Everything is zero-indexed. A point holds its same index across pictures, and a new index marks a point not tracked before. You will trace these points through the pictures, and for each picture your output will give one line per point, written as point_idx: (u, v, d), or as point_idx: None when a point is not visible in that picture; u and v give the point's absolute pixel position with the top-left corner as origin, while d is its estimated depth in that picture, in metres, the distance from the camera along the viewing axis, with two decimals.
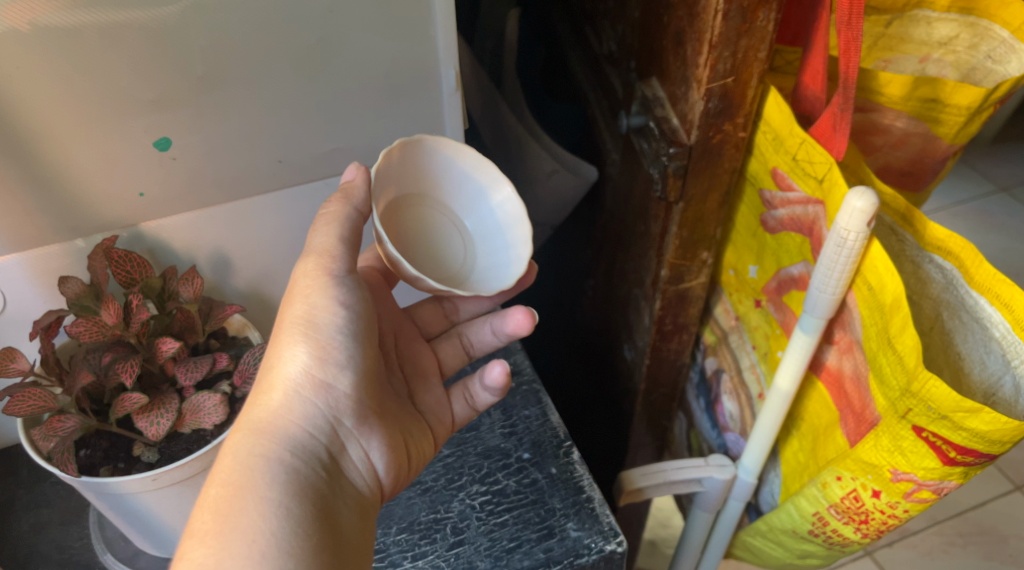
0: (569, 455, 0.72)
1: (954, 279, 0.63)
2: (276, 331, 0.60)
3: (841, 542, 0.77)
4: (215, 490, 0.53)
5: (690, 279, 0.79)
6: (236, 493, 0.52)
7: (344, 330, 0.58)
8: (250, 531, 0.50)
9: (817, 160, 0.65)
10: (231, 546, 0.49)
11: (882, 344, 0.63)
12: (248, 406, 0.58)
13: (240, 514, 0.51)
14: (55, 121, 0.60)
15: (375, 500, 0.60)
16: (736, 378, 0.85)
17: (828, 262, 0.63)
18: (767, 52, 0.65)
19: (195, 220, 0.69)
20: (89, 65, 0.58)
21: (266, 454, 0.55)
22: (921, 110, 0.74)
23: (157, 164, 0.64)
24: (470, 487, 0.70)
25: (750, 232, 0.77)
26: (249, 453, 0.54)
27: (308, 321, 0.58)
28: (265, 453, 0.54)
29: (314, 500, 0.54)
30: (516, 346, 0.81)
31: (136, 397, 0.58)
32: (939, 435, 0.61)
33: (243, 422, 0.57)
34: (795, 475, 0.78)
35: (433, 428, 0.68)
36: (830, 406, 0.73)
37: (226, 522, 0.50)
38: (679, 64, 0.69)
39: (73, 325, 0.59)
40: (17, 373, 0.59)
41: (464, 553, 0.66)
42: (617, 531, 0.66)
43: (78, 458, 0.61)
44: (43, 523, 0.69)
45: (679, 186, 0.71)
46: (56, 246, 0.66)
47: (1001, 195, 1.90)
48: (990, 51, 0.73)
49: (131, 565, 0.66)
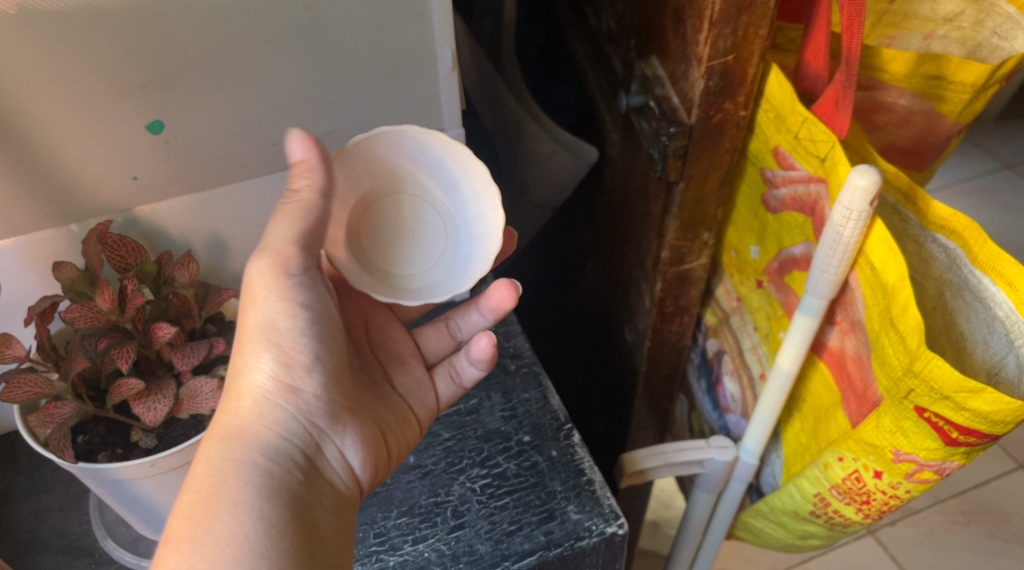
0: (569, 437, 0.71)
1: (957, 259, 0.62)
2: (239, 339, 0.59)
3: (842, 522, 0.76)
4: (188, 496, 0.53)
5: (692, 260, 0.79)
6: (208, 498, 0.53)
7: (306, 333, 0.58)
8: (223, 535, 0.51)
9: (819, 138, 0.64)
10: (204, 551, 0.50)
11: (884, 324, 0.62)
12: (218, 413, 0.58)
13: (213, 519, 0.52)
14: (46, 105, 0.59)
15: (353, 499, 0.60)
16: (737, 359, 0.85)
17: (830, 242, 0.62)
18: (768, 29, 0.64)
19: (192, 204, 0.68)
20: (79, 47, 0.57)
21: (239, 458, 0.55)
22: (924, 87, 0.73)
23: (149, 148, 0.64)
24: (470, 470, 0.70)
25: (752, 212, 0.77)
26: (222, 459, 0.55)
27: (269, 328, 0.57)
28: (238, 457, 0.55)
29: (288, 502, 0.54)
30: (516, 329, 0.80)
31: (132, 383, 0.58)
32: (941, 416, 0.60)
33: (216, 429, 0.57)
34: (797, 456, 0.78)
35: (416, 411, 0.68)
36: (832, 387, 0.72)
37: (199, 527, 0.51)
38: (679, 42, 0.68)
39: (67, 311, 0.58)
40: (13, 359, 0.59)
41: (464, 536, 0.65)
42: (618, 513, 0.66)
43: (76, 444, 0.61)
44: (43, 509, 0.69)
45: (680, 166, 0.70)
46: (51, 231, 0.65)
47: (1006, 172, 1.88)
48: (996, 27, 0.71)
49: (131, 550, 0.66)
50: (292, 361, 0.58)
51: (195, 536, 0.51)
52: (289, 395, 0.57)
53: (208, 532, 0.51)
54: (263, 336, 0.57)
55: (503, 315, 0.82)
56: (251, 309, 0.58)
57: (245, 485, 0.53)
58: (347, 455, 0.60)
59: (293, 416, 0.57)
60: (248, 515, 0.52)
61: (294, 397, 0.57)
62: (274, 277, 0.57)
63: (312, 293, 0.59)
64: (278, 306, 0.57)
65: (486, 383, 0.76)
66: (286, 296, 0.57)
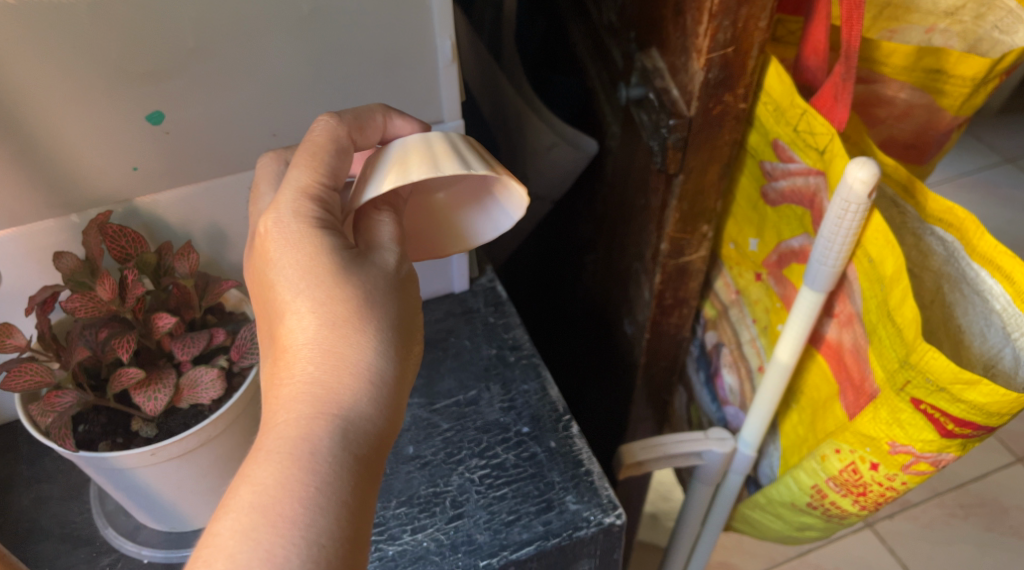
0: (568, 428, 0.72)
1: (955, 251, 0.63)
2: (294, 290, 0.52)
3: (839, 514, 0.77)
4: (266, 466, 0.47)
5: (690, 252, 0.79)
6: (294, 472, 0.47)
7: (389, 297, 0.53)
8: (309, 518, 0.46)
9: (818, 131, 0.65)
10: (291, 535, 0.45)
11: (882, 317, 0.63)
12: (273, 377, 0.51)
13: (299, 497, 0.46)
14: (46, 95, 0.59)
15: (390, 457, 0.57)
16: (736, 352, 0.85)
17: (829, 234, 0.62)
18: (768, 21, 0.64)
19: (193, 194, 0.68)
20: (79, 36, 0.57)
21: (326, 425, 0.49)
22: (924, 81, 0.73)
23: (149, 138, 0.64)
24: (469, 460, 0.70)
25: (751, 205, 0.77)
26: (305, 424, 0.49)
27: (343, 284, 0.51)
28: (325, 423, 0.49)
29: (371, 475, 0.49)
30: (516, 321, 0.81)
31: (133, 372, 0.58)
32: (937, 408, 0.60)
33: (285, 391, 0.50)
34: (795, 448, 0.79)
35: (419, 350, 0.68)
36: (830, 379, 0.73)
37: (279, 506, 0.46)
38: (679, 33, 0.68)
39: (68, 301, 0.59)
40: (14, 348, 0.59)
41: (464, 526, 0.66)
42: (616, 503, 0.67)
43: (77, 433, 0.61)
44: (44, 497, 0.70)
45: (679, 158, 0.70)
46: (52, 221, 0.65)
47: (1006, 165, 1.89)
48: (997, 21, 0.71)
49: (132, 539, 0.67)
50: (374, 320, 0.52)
51: (270, 523, 0.45)
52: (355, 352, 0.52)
53: (291, 513, 0.46)
54: (335, 291, 0.51)
55: (502, 307, 0.82)
56: (324, 257, 0.52)
57: (319, 458, 0.48)
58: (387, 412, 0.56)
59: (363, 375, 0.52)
60: (337, 495, 0.47)
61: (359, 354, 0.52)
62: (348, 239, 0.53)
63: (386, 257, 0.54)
64: (357, 266, 0.52)
65: (485, 375, 0.76)
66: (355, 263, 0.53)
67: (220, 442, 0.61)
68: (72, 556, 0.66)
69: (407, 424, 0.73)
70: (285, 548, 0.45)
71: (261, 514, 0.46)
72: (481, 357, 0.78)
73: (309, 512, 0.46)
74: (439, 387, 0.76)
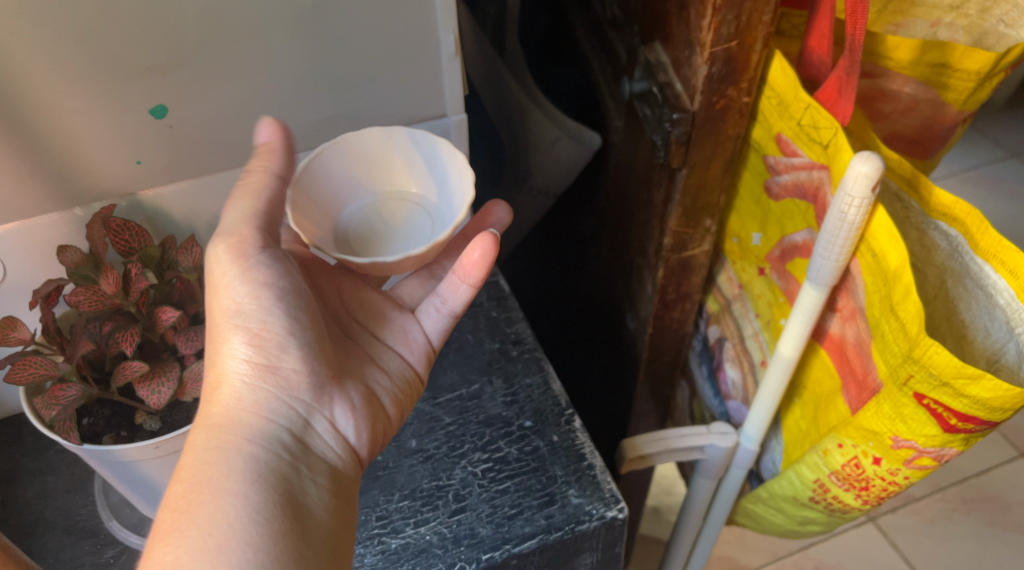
0: (570, 423, 0.72)
1: (959, 246, 0.63)
2: (213, 328, 0.58)
3: (841, 508, 0.77)
4: (178, 488, 0.52)
5: (693, 247, 0.79)
6: (193, 490, 0.52)
7: (277, 308, 0.57)
8: (207, 525, 0.50)
9: (823, 125, 0.65)
10: (187, 540, 0.50)
11: (885, 312, 0.62)
12: (203, 405, 0.57)
13: (196, 510, 0.51)
14: (50, 88, 0.59)
15: (350, 468, 0.59)
16: (738, 346, 0.85)
17: (832, 229, 0.62)
18: (772, 15, 0.64)
19: (196, 188, 0.68)
20: (82, 30, 0.57)
21: (223, 446, 0.54)
22: (929, 75, 0.73)
23: (153, 132, 0.64)
24: (472, 454, 0.70)
25: (755, 199, 0.77)
26: (205, 447, 0.54)
27: (238, 309, 0.57)
28: (222, 445, 0.54)
29: (273, 483, 0.53)
30: (518, 315, 0.81)
31: (137, 365, 0.58)
32: (940, 403, 0.60)
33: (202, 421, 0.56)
34: (797, 443, 0.79)
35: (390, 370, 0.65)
36: (832, 373, 0.73)
37: (181, 519, 0.51)
38: (682, 27, 0.68)
39: (72, 295, 0.59)
40: (19, 342, 0.59)
41: (466, 519, 0.66)
42: (618, 497, 0.67)
43: (81, 427, 0.61)
44: (49, 490, 0.70)
45: (682, 153, 0.70)
46: (56, 215, 0.65)
47: (1012, 160, 1.88)
48: (1002, 15, 0.71)
49: (137, 531, 0.67)
50: (264, 340, 0.57)
51: (179, 527, 0.50)
52: (266, 374, 0.57)
53: (192, 522, 0.50)
54: (233, 319, 0.57)
55: (504, 301, 0.82)
56: (218, 294, 0.57)
57: (227, 472, 0.53)
58: (338, 425, 0.59)
59: (275, 395, 0.57)
60: (235, 501, 0.51)
61: (273, 376, 0.57)
62: (231, 259, 0.57)
63: (276, 268, 0.58)
64: (243, 287, 0.57)
65: (488, 369, 0.76)
66: (246, 278, 0.57)
67: None
68: (77, 548, 0.66)
69: (410, 418, 0.73)
70: (188, 556, 0.49)
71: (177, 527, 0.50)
72: (483, 351, 0.78)
73: (213, 519, 0.50)
74: (442, 381, 0.76)
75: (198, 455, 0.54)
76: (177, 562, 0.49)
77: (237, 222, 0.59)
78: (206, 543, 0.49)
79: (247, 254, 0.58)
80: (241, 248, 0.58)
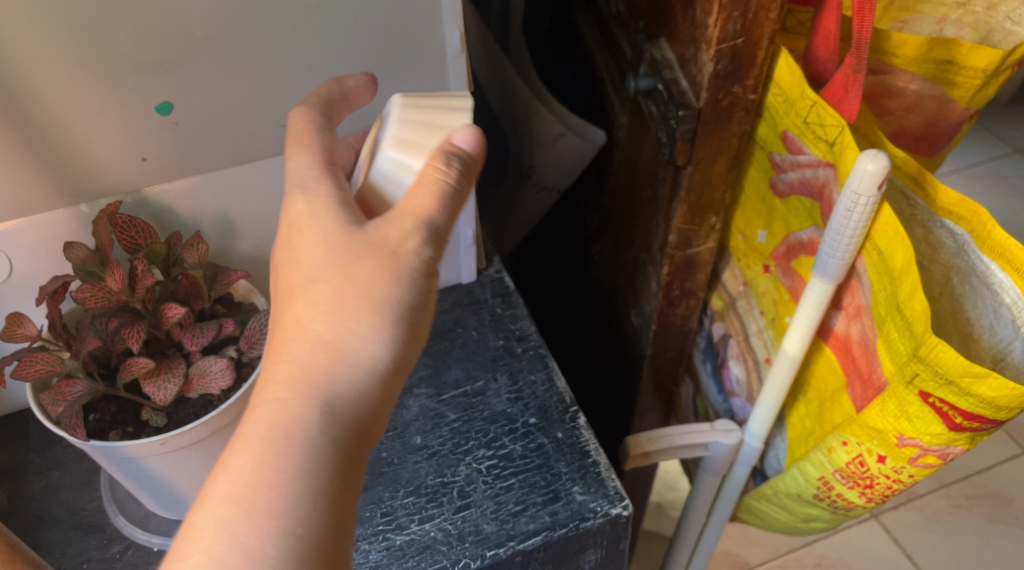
0: (575, 420, 0.72)
1: (965, 244, 0.62)
2: (315, 269, 0.51)
3: (846, 506, 0.77)
4: (249, 450, 0.47)
5: (698, 244, 0.79)
6: (272, 464, 0.47)
7: (398, 296, 0.50)
8: (279, 515, 0.46)
9: (828, 123, 0.64)
10: (257, 527, 0.46)
11: (890, 310, 0.62)
12: (283, 344, 0.50)
13: (271, 490, 0.46)
14: (55, 85, 0.59)
15: None
16: (743, 343, 0.85)
17: (839, 226, 0.62)
18: (778, 12, 0.64)
19: (202, 185, 0.68)
20: (87, 26, 0.57)
21: (309, 417, 0.48)
22: (935, 72, 0.73)
23: (158, 128, 0.64)
24: (476, 451, 0.70)
25: (759, 196, 0.77)
26: (290, 412, 0.48)
27: (404, 274, 0.51)
28: (308, 417, 0.48)
29: (348, 480, 0.48)
30: (522, 312, 0.81)
31: (142, 362, 0.58)
32: (946, 401, 0.60)
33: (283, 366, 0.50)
34: (801, 440, 0.79)
35: None
36: (837, 371, 0.73)
37: (254, 496, 0.46)
38: (688, 24, 0.68)
39: (78, 292, 0.59)
40: (25, 338, 0.59)
41: (471, 516, 0.66)
42: (623, 495, 0.67)
43: (88, 423, 0.61)
44: (55, 485, 0.70)
45: (688, 150, 0.70)
46: (62, 211, 0.65)
47: (1017, 156, 1.88)
48: (1009, 12, 0.72)
49: (142, 526, 0.67)
50: (379, 318, 0.50)
51: (245, 506, 0.46)
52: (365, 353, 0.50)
53: (257, 503, 0.46)
54: (391, 282, 0.51)
55: (509, 298, 0.82)
56: (390, 232, 0.51)
57: (307, 451, 0.47)
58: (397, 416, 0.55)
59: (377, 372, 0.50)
60: (312, 495, 0.47)
61: (369, 357, 0.50)
62: (411, 221, 0.51)
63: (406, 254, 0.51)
64: (416, 251, 0.51)
65: (492, 365, 0.76)
66: (421, 252, 0.51)
67: (230, 431, 0.61)
68: (83, 544, 0.66)
69: (415, 415, 0.73)
70: (255, 541, 0.46)
71: (238, 507, 0.46)
72: (488, 347, 0.78)
73: (282, 508, 0.46)
74: (446, 377, 0.76)
75: (274, 411, 0.49)
76: (234, 545, 0.45)
77: (420, 197, 0.52)
78: (275, 535, 0.46)
79: (432, 221, 0.52)
80: (432, 215, 0.52)
